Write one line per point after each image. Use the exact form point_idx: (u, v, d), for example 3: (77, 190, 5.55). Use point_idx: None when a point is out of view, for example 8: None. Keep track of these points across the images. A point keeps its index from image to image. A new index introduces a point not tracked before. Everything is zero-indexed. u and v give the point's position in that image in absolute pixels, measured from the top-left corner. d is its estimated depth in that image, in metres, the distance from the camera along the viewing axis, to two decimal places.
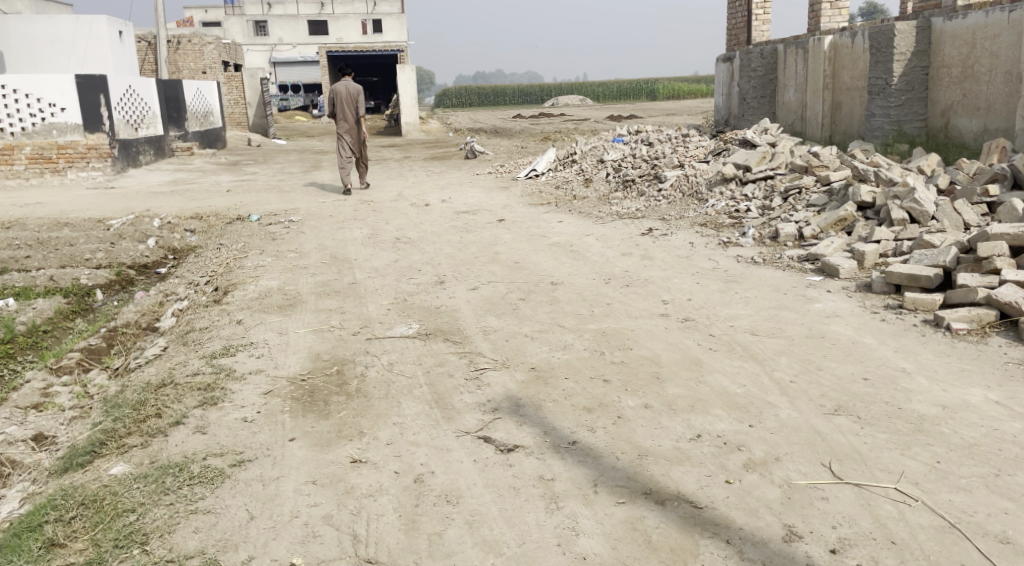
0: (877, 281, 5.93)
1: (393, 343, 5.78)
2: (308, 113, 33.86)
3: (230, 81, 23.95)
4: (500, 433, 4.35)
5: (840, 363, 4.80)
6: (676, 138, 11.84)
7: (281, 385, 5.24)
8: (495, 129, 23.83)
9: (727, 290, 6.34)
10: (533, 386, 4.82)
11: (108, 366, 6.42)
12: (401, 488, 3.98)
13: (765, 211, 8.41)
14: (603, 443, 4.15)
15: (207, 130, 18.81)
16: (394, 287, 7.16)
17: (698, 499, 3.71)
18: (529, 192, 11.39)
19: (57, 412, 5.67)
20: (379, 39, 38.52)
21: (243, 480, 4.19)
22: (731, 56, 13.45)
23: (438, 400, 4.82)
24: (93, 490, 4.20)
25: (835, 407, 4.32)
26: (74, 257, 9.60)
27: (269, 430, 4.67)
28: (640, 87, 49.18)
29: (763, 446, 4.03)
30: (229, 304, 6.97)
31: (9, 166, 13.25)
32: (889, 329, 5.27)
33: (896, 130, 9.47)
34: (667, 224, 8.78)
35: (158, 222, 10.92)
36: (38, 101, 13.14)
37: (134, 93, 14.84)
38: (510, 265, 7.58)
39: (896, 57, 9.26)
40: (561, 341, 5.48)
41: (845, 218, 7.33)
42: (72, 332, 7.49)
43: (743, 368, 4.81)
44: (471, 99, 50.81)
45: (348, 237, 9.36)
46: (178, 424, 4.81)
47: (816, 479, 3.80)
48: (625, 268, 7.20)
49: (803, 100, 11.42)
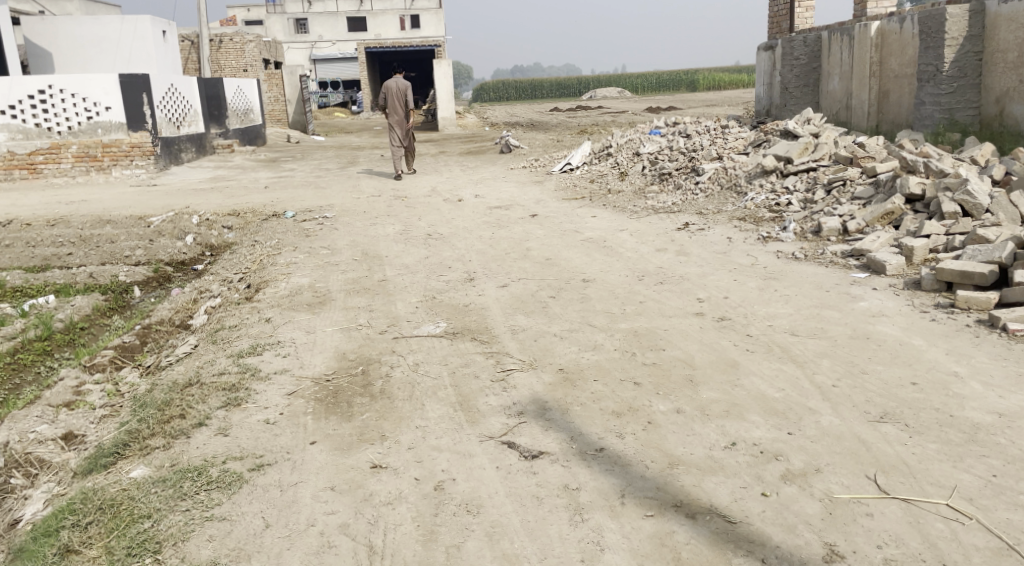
0: (927, 279, 5.64)
1: (419, 343, 5.63)
2: (346, 109, 33.95)
3: (270, 79, 23.77)
4: (525, 438, 4.16)
5: (886, 367, 4.54)
6: (715, 128, 11.53)
7: (306, 385, 5.12)
8: (532, 122, 23.65)
9: (766, 287, 6.09)
10: (561, 389, 4.63)
11: (140, 364, 6.34)
12: (421, 495, 3.82)
13: (807, 204, 8.12)
14: (631, 450, 3.95)
15: (248, 126, 18.87)
16: (423, 284, 7.03)
17: (732, 513, 3.50)
18: (563, 186, 11.18)
19: (87, 410, 5.58)
20: (417, 35, 38.04)
21: (261, 486, 4.07)
22: (772, 44, 13.09)
23: (463, 402, 4.65)
24: (112, 493, 4.11)
25: (882, 414, 4.07)
26: (114, 254, 9.62)
27: (290, 432, 4.54)
28: (680, 79, 48.45)
29: (802, 456, 3.79)
30: (260, 301, 6.89)
31: (56, 165, 13.38)
32: (940, 330, 4.99)
33: (947, 118, 9.08)
34: (704, 218, 8.51)
35: (196, 218, 10.92)
36: (83, 100, 13.23)
37: (176, 92, 14.91)
38: (541, 261, 7.40)
39: (947, 42, 8.88)
40: (591, 342, 5.28)
41: (892, 211, 7.03)
42: (109, 328, 7.46)
43: (782, 371, 4.57)
44: (509, 92, 50.48)
45: (380, 234, 9.24)
46: (201, 426, 4.70)
47: (860, 492, 3.56)
48: (659, 264, 6.98)
49: (848, 89, 11.04)
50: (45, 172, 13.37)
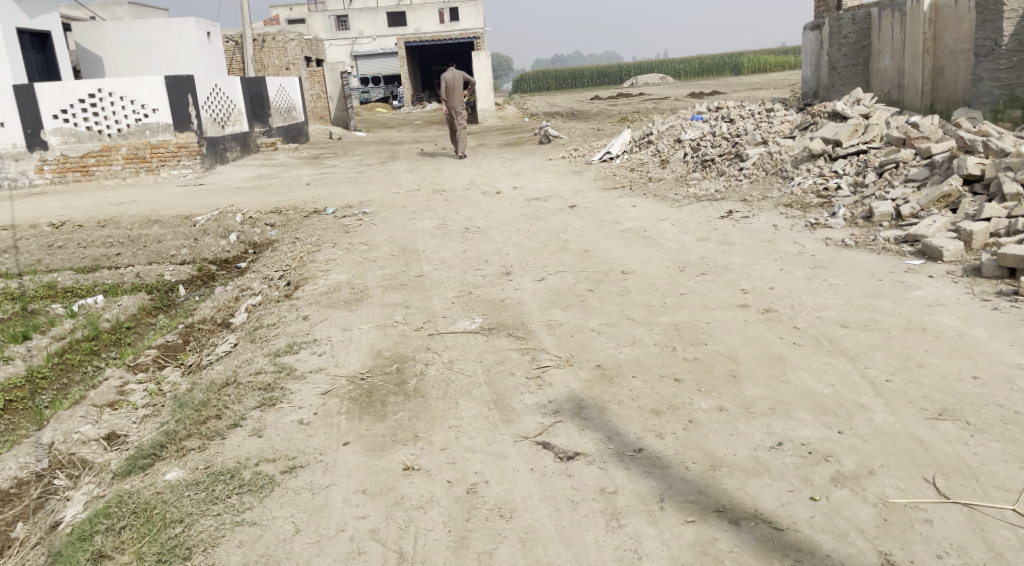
0: (988, 264, 5.36)
1: (455, 339, 5.49)
2: (387, 105, 34.00)
3: (312, 77, 24.00)
4: (561, 439, 4.00)
5: (944, 360, 4.28)
6: (759, 112, 11.17)
7: (340, 384, 4.94)
8: (572, 112, 23.43)
9: (815, 276, 5.83)
10: (598, 386, 4.47)
11: (183, 363, 6.28)
12: (453, 499, 3.69)
13: (857, 188, 7.82)
14: (671, 451, 3.77)
15: (291, 125, 18.94)
16: (460, 279, 6.89)
17: (779, 519, 3.31)
18: (603, 176, 10.97)
19: (130, 410, 5.51)
20: (456, 28, 37.69)
21: (292, 489, 3.91)
22: (818, 23, 12.69)
23: (498, 400, 4.49)
24: (146, 496, 3.97)
25: (940, 411, 3.83)
26: (160, 254, 9.66)
27: (323, 433, 4.36)
28: (723, 64, 47.58)
29: (854, 457, 3.58)
30: (299, 299, 6.80)
31: (107, 167, 13.52)
32: (1002, 319, 4.71)
33: (1007, 95, 8.71)
34: (749, 205, 8.24)
35: (240, 217, 10.91)
36: (131, 103, 13.36)
37: (220, 92, 14.99)
38: (579, 254, 7.21)
39: (1006, 14, 8.52)
40: (630, 336, 5.10)
41: (950, 194, 6.72)
42: (154, 328, 7.44)
43: (831, 366, 4.34)
44: (549, 82, 50.08)
45: (419, 229, 9.12)
46: (236, 426, 4.52)
47: (918, 497, 3.34)
48: (701, 254, 6.77)
49: (899, 66, 10.64)
50: (97, 175, 13.53)
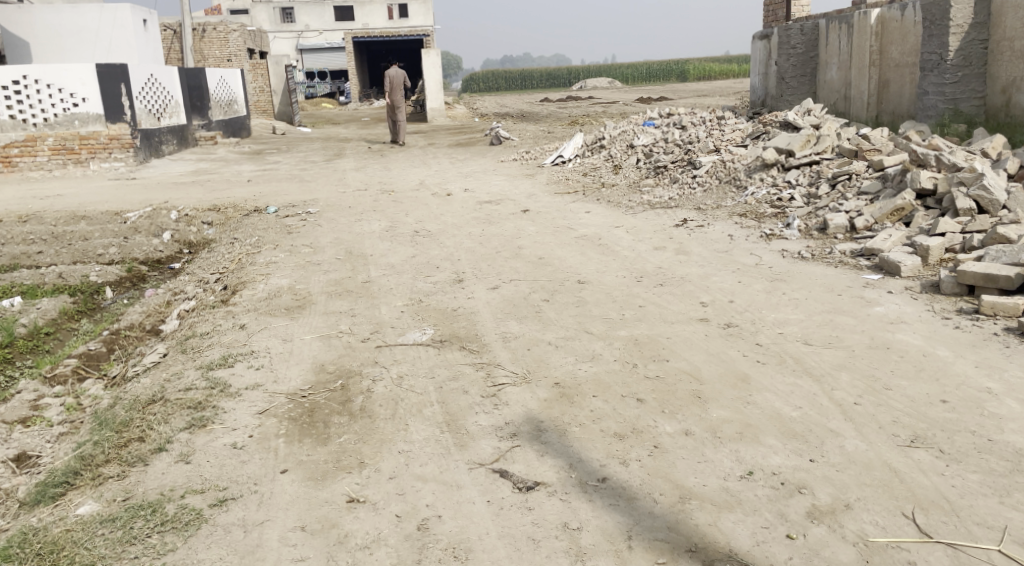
0: (947, 281, 5.31)
1: (404, 352, 5.23)
2: (334, 101, 33.55)
3: (256, 69, 23.42)
4: (519, 466, 3.78)
5: (911, 382, 4.18)
6: (710, 119, 11.05)
7: (279, 402, 4.62)
8: (524, 111, 23.29)
9: (773, 290, 5.72)
10: (557, 406, 4.26)
11: (106, 375, 5.86)
12: (402, 537, 3.44)
13: (810, 200, 7.77)
14: (637, 482, 3.59)
15: (231, 118, 18.33)
16: (410, 285, 6.62)
17: (755, 561, 3.15)
18: (555, 180, 10.82)
19: (44, 428, 5.10)
20: (405, 23, 36.98)
21: (222, 526, 3.60)
22: (767, 33, 12.69)
23: (450, 421, 4.24)
24: (54, 536, 3.60)
25: (912, 438, 3.72)
26: (87, 252, 9.18)
27: (260, 459, 4.05)
28: (669, 68, 48.00)
29: (829, 490, 3.45)
30: (236, 305, 6.45)
31: (33, 158, 12.90)
32: (966, 339, 4.64)
33: (952, 109, 8.75)
34: (703, 214, 8.13)
35: (174, 214, 10.44)
36: (59, 91, 12.74)
37: (157, 82, 14.39)
38: (533, 261, 7.01)
39: (952, 29, 8.53)
40: (588, 351, 4.91)
41: (903, 207, 6.68)
42: (77, 334, 7.00)
43: (797, 388, 4.20)
44: (498, 83, 49.94)
45: (365, 231, 8.83)
46: (160, 451, 4.17)
47: (899, 535, 3.22)
48: (657, 264, 6.62)
49: (846, 78, 10.67)
50: (20, 166, 12.89)
